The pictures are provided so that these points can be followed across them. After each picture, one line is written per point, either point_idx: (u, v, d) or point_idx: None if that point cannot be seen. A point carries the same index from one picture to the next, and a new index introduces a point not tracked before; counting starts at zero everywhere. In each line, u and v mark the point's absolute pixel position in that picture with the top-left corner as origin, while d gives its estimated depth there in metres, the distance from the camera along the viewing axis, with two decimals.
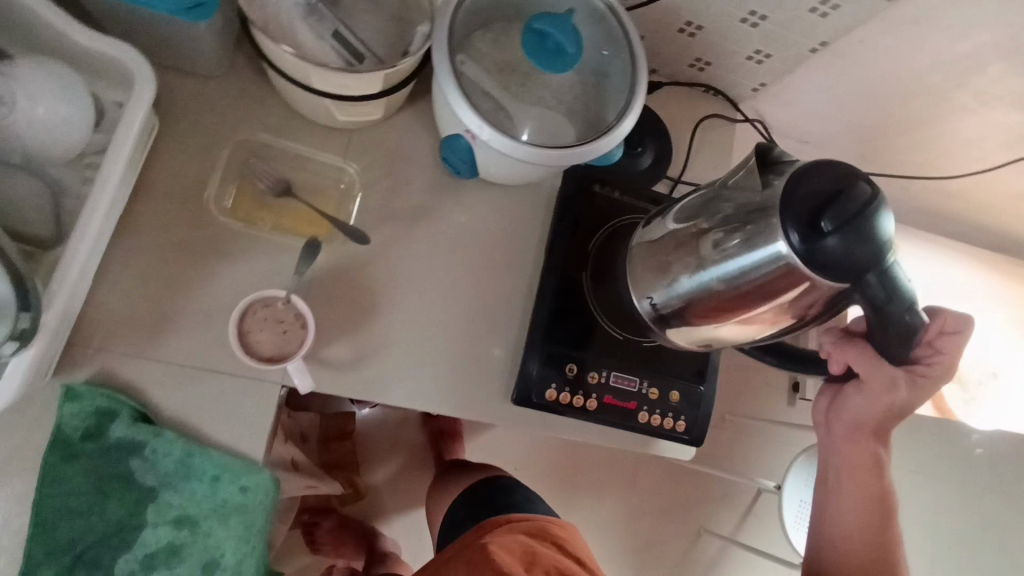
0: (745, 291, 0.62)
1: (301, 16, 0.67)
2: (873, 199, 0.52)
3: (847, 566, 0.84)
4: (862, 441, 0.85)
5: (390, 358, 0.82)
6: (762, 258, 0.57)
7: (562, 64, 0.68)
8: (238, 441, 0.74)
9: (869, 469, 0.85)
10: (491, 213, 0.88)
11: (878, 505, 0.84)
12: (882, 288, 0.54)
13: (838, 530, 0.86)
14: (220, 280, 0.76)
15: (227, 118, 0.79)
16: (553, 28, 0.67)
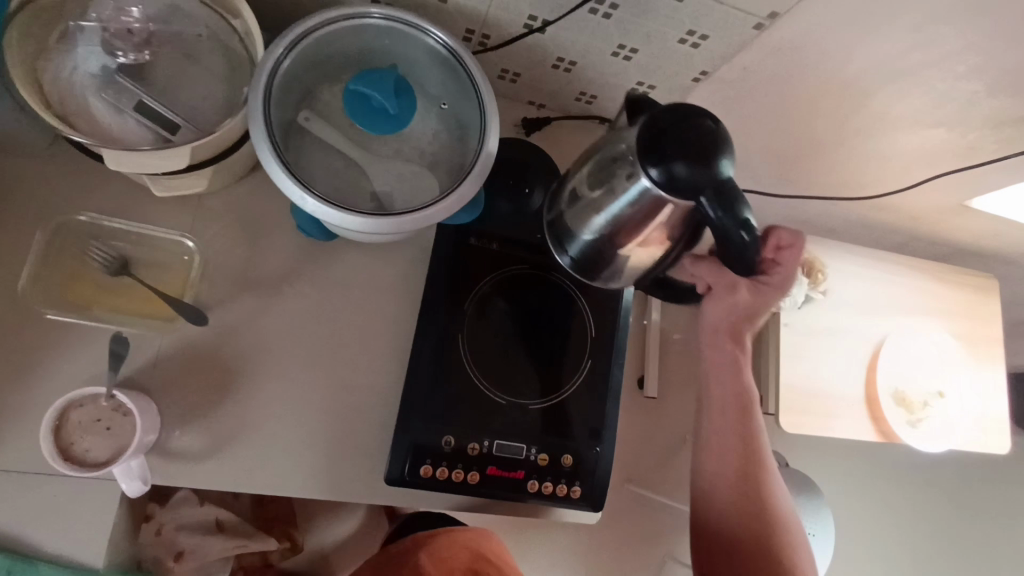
0: (642, 228, 0.64)
1: (98, 92, 0.62)
2: (715, 131, 0.55)
3: (722, 519, 0.83)
4: (727, 391, 0.83)
5: (249, 441, 0.76)
6: (634, 195, 0.60)
7: (389, 126, 0.62)
8: (73, 549, 0.68)
9: (739, 420, 0.83)
10: (360, 273, 0.82)
11: (749, 454, 0.82)
12: (717, 209, 0.54)
13: (710, 477, 0.84)
14: (45, 375, 0.70)
15: (56, 195, 0.74)
16: (374, 89, 0.61)
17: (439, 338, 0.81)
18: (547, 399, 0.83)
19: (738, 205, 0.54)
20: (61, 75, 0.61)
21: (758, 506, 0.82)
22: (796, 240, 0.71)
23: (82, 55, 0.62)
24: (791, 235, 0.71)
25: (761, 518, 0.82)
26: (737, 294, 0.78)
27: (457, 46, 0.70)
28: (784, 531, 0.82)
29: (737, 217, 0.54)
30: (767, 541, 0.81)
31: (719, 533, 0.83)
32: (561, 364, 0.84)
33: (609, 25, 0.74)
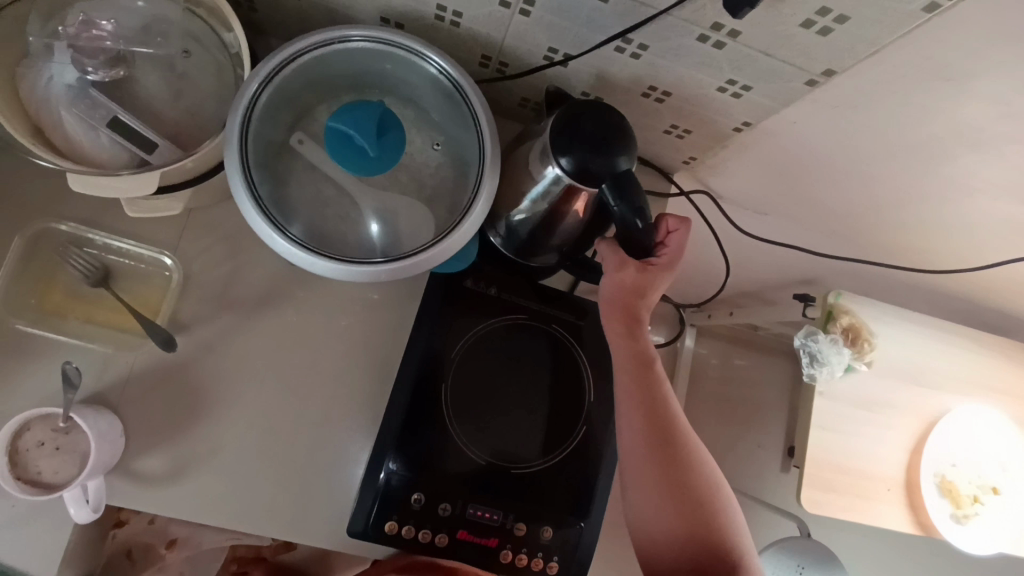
0: (559, 211, 0.67)
1: (69, 106, 0.60)
2: (616, 127, 0.61)
3: (653, 523, 0.68)
4: (623, 362, 0.70)
5: (214, 468, 0.72)
6: (549, 180, 0.64)
7: (366, 168, 0.57)
8: (23, 565, 0.67)
9: (639, 391, 0.69)
10: (350, 302, 0.78)
11: (662, 427, 0.69)
12: (617, 198, 0.59)
13: (634, 480, 0.69)
14: (15, 381, 0.69)
15: (49, 198, 0.73)
16: (352, 126, 0.56)
17: (420, 386, 0.74)
18: (533, 463, 0.76)
19: (637, 192, 0.59)
20: (36, 89, 0.59)
21: (686, 493, 0.68)
22: (675, 228, 0.68)
23: (58, 67, 0.59)
24: (675, 219, 0.68)
25: (687, 505, 0.67)
26: (647, 276, 0.68)
27: (457, 75, 0.64)
28: (715, 497, 0.69)
29: (635, 206, 0.59)
30: (700, 525, 0.67)
31: (658, 543, 0.68)
32: (553, 426, 0.77)
33: (637, 65, 0.67)
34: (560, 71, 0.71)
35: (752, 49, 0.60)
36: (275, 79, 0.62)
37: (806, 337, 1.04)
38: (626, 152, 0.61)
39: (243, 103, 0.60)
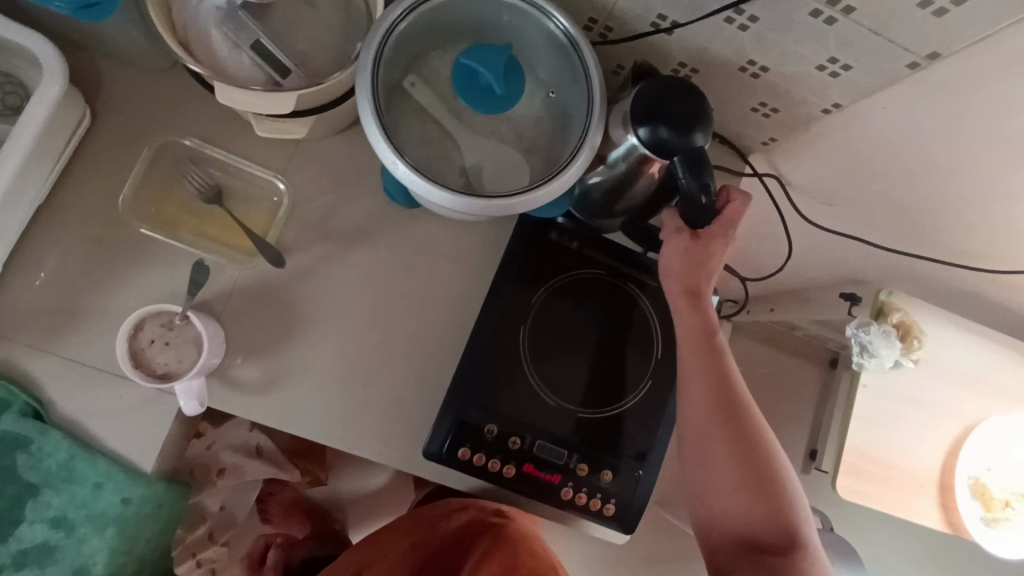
0: (630, 179, 0.71)
1: (218, 26, 0.65)
2: (695, 103, 0.64)
3: (713, 501, 0.72)
4: (691, 346, 0.75)
5: (301, 383, 0.77)
6: (625, 149, 0.68)
7: (489, 106, 0.61)
8: (126, 451, 0.72)
9: (706, 375, 0.74)
10: (436, 243, 0.83)
11: (728, 410, 0.72)
12: (687, 172, 0.64)
13: (697, 460, 0.73)
14: (132, 282, 0.74)
15: (167, 116, 0.77)
16: (484, 63, 0.60)
17: (500, 326, 0.79)
18: (599, 411, 0.80)
19: (703, 172, 0.65)
20: (188, 6, 0.64)
21: (750, 477, 0.70)
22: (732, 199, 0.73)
23: None
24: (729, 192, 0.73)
25: (752, 487, 0.70)
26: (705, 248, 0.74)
27: (575, 32, 0.68)
28: (783, 484, 0.70)
29: (702, 183, 0.65)
30: (763, 509, 0.69)
31: (716, 520, 0.72)
32: (620, 378, 0.81)
33: (742, 37, 0.70)
34: (664, 38, 0.74)
35: (861, 27, 0.62)
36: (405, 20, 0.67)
37: (859, 328, 1.06)
38: (700, 127, 0.64)
39: (375, 37, 0.64)
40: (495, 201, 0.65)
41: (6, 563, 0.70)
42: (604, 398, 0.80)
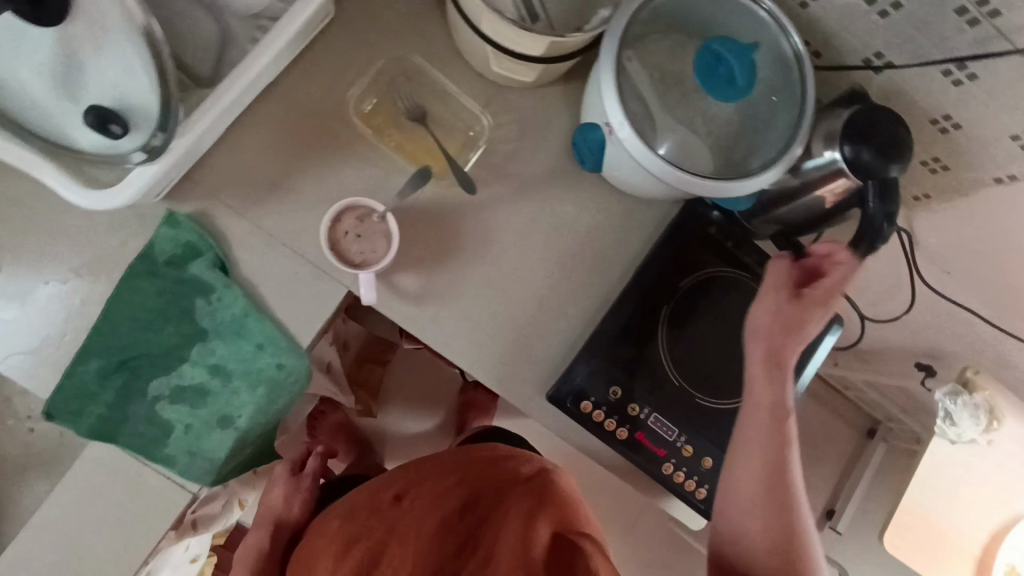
0: (813, 190, 0.76)
1: None
2: (905, 137, 0.68)
3: (775, 567, 0.68)
4: (766, 403, 0.74)
5: (452, 305, 0.83)
6: (823, 161, 0.73)
7: (725, 94, 0.66)
8: (290, 322, 0.79)
9: (780, 431, 0.73)
10: (598, 209, 0.88)
11: (762, 454, 0.73)
12: (876, 199, 0.70)
13: (761, 515, 0.70)
14: (331, 173, 0.80)
15: (394, 30, 0.82)
16: (736, 57, 0.65)
17: (643, 303, 0.84)
18: (713, 402, 0.84)
19: (891, 201, 0.70)
20: None
21: (801, 531, 0.71)
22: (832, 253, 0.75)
23: None
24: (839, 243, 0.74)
25: (796, 541, 0.70)
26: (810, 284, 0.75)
27: (803, 51, 0.72)
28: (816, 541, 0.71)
29: (886, 211, 0.70)
30: (805, 567, 0.69)
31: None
32: (739, 377, 0.85)
33: (952, 92, 0.74)
34: (868, 76, 0.79)
35: None
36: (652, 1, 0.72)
37: (947, 395, 1.09)
38: (902, 162, 0.69)
39: (629, 7, 0.69)
40: (694, 178, 0.70)
41: (162, 394, 0.75)
42: (719, 392, 0.84)
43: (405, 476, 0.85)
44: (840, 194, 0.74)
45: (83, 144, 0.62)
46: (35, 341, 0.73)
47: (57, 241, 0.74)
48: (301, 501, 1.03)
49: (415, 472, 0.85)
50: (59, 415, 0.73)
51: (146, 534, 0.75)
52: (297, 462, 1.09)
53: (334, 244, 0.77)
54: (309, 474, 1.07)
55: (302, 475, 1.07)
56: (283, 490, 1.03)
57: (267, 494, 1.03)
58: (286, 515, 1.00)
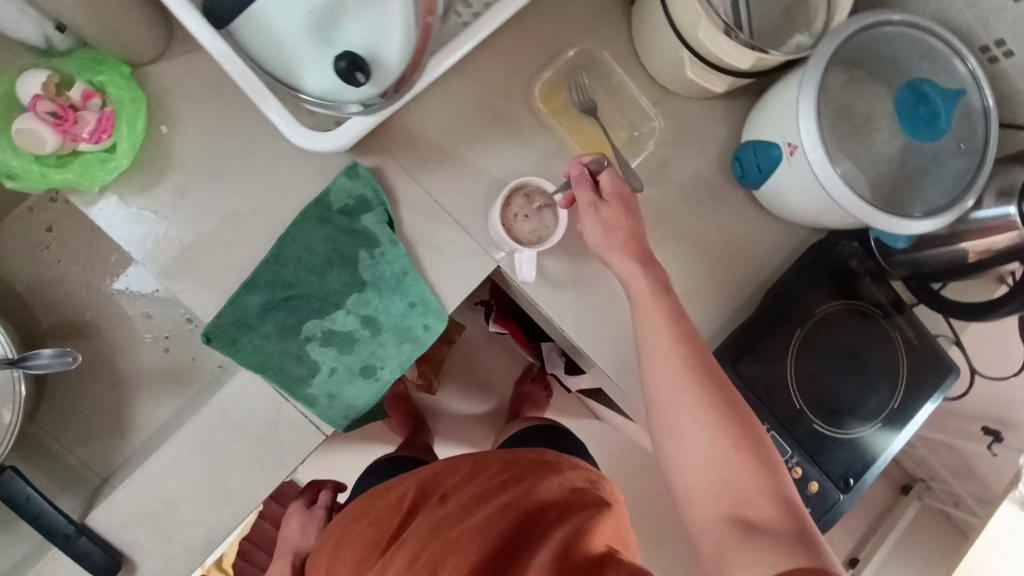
0: (971, 238, 0.78)
1: None
2: None
3: (697, 466, 0.63)
4: (660, 307, 0.71)
5: (591, 297, 0.84)
6: (997, 213, 0.75)
7: (926, 134, 0.68)
8: (441, 287, 0.81)
9: (675, 328, 0.69)
10: (740, 227, 0.90)
11: (679, 352, 0.68)
12: None
13: (670, 415, 0.66)
14: (501, 150, 0.82)
15: (579, 22, 0.84)
16: (943, 100, 0.66)
17: (777, 323, 0.86)
18: (828, 427, 0.85)
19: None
20: None
21: (740, 438, 0.63)
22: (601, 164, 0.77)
23: None
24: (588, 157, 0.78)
25: (727, 443, 0.63)
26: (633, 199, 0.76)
27: (991, 107, 0.73)
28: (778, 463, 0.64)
29: None
30: (760, 483, 0.61)
31: (704, 488, 0.63)
32: (858, 409, 0.86)
33: None
34: None
35: None
36: (849, 32, 0.71)
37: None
38: None
39: (835, 36, 0.71)
40: (871, 209, 0.71)
41: (314, 335, 0.77)
42: (837, 419, 0.85)
43: (458, 470, 0.89)
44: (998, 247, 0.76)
45: (307, 85, 0.63)
46: (205, 265, 0.75)
47: (239, 173, 0.76)
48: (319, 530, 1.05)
49: (466, 467, 0.89)
50: (216, 339, 0.74)
51: (278, 467, 0.78)
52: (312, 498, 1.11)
53: (507, 223, 0.79)
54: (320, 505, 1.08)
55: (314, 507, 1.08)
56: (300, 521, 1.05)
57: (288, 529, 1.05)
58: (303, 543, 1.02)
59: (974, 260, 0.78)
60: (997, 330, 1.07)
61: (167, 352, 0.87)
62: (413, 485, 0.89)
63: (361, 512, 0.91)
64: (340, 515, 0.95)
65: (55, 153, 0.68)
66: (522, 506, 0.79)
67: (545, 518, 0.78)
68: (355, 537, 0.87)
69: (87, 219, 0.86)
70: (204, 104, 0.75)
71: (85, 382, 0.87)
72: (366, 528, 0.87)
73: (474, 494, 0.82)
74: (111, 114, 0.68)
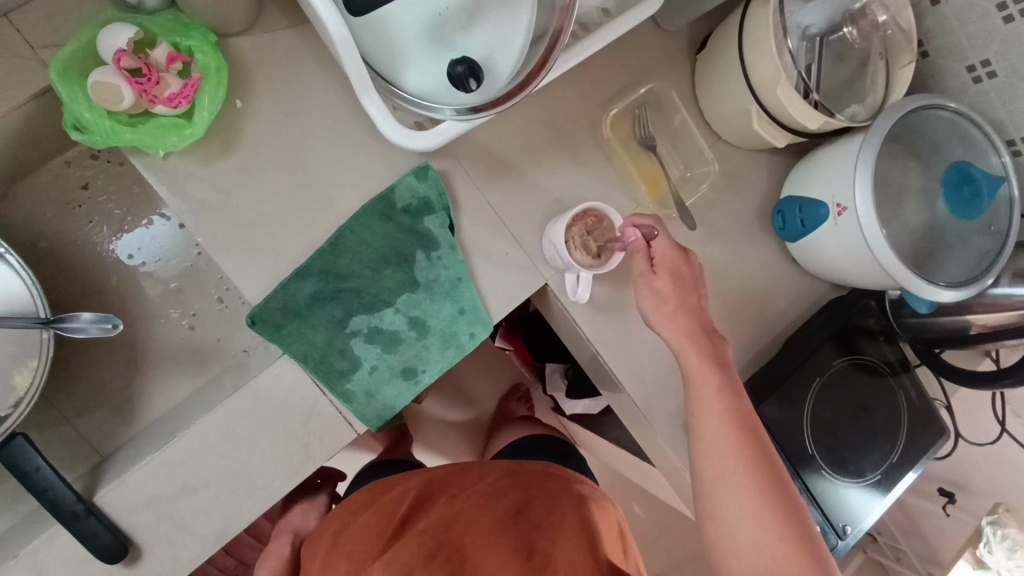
0: (984, 311, 0.85)
1: (798, 42, 0.77)
2: None
3: (742, 549, 0.64)
4: (715, 386, 0.73)
5: (629, 324, 0.87)
6: (1013, 292, 0.82)
7: (966, 213, 0.78)
8: (490, 297, 0.81)
9: (728, 408, 0.72)
10: (769, 275, 0.95)
11: (732, 433, 0.70)
12: None
13: (717, 494, 0.67)
14: (563, 172, 0.84)
15: (648, 62, 0.88)
16: (985, 182, 0.76)
17: (798, 370, 0.90)
18: (832, 474, 0.89)
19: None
20: (792, 16, 0.77)
21: (787, 526, 0.64)
22: (655, 230, 0.76)
23: (808, 10, 0.78)
24: (643, 219, 0.77)
25: (773, 530, 0.64)
26: (687, 263, 0.76)
27: (1016, 196, 0.80)
28: (824, 552, 0.64)
29: None
30: (806, 573, 0.61)
31: (748, 572, 0.63)
32: (860, 459, 0.91)
33: None
34: None
35: None
36: (904, 112, 0.78)
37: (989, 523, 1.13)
38: None
39: (891, 111, 0.77)
40: (909, 274, 0.77)
41: (360, 331, 0.76)
42: (842, 467, 0.90)
43: (465, 475, 0.85)
44: (1008, 323, 0.83)
45: (415, 84, 0.64)
46: (259, 245, 0.73)
47: (307, 158, 0.75)
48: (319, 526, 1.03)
49: (470, 472, 0.85)
50: (261, 323, 0.72)
51: (306, 462, 0.75)
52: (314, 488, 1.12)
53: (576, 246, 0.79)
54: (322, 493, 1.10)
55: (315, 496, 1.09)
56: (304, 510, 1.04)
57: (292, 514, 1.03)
58: (303, 526, 1.00)
59: (976, 332, 0.86)
60: (973, 401, 1.16)
61: (191, 330, 0.84)
62: (416, 484, 0.85)
63: (355, 513, 0.85)
64: (334, 511, 0.89)
65: (128, 111, 0.66)
66: (532, 504, 0.75)
67: (556, 512, 0.74)
68: (351, 533, 0.81)
69: (128, 182, 0.82)
70: (283, 85, 0.74)
71: (99, 350, 0.82)
72: (363, 523, 0.81)
73: (484, 492, 0.78)
74: (196, 81, 0.66)
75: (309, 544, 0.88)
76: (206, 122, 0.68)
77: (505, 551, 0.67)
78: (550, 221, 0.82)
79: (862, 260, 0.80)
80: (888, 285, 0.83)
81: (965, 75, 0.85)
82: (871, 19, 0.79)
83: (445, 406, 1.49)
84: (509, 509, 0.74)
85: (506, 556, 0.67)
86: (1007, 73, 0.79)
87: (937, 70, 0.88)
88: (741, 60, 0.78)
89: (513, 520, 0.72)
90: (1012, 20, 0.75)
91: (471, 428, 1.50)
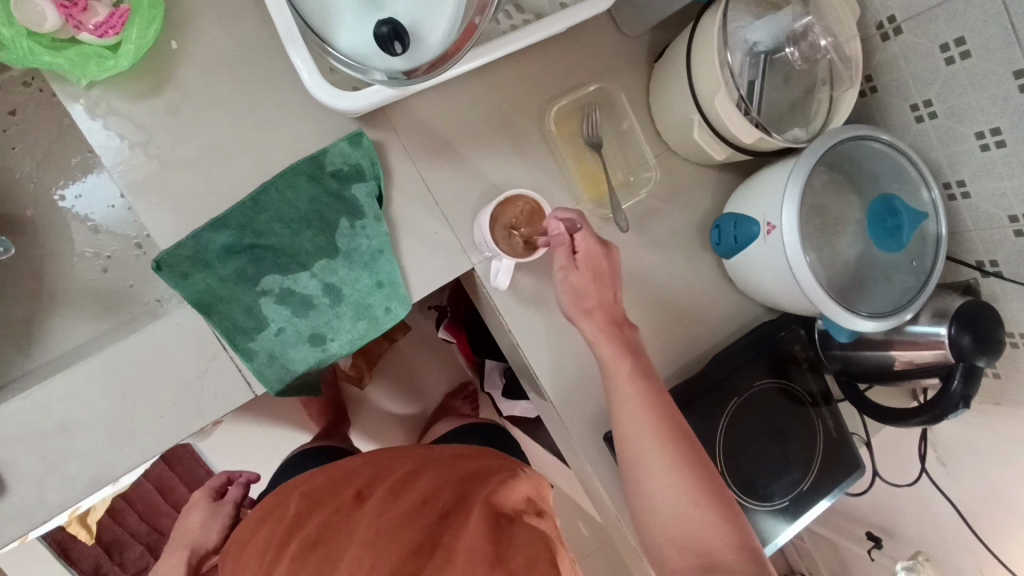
0: (905, 347, 0.85)
1: (743, 56, 0.78)
2: (999, 338, 0.78)
3: (663, 517, 0.68)
4: (627, 368, 0.73)
5: (553, 319, 0.86)
6: (931, 330, 0.82)
7: (891, 241, 0.77)
8: (412, 274, 0.79)
9: (644, 382, 0.72)
10: (705, 289, 0.94)
11: (647, 411, 0.71)
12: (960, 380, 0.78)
13: (636, 469, 0.70)
14: (505, 159, 0.84)
15: (604, 62, 0.89)
16: (907, 216, 0.75)
17: (718, 386, 0.90)
18: (738, 494, 0.88)
19: (972, 387, 0.79)
20: (739, 30, 0.77)
21: (703, 492, 0.67)
22: (579, 223, 0.75)
23: (758, 26, 0.78)
24: (567, 213, 0.76)
25: (690, 498, 0.66)
26: (602, 254, 0.76)
27: (943, 236, 0.81)
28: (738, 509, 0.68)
29: (965, 393, 0.78)
30: (721, 532, 0.65)
31: (671, 539, 0.67)
32: (769, 483, 0.89)
33: None
34: (975, 276, 0.87)
35: None
36: (837, 143, 0.78)
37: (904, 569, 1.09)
38: (992, 358, 0.79)
39: (828, 136, 0.78)
40: (825, 299, 0.77)
41: (271, 291, 0.75)
42: (750, 490, 0.88)
43: (366, 467, 0.78)
44: (927, 361, 0.83)
45: (342, 43, 0.63)
46: (176, 189, 0.72)
47: (239, 110, 0.74)
48: (220, 527, 0.95)
49: (374, 465, 0.78)
50: (167, 270, 0.70)
51: (195, 416, 0.73)
52: (219, 491, 1.02)
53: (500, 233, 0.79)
54: (229, 501, 0.99)
55: (222, 502, 0.99)
56: (201, 515, 0.96)
57: (182, 520, 0.95)
58: (204, 541, 0.92)
59: (899, 368, 0.87)
60: (905, 446, 1.15)
61: (103, 273, 0.88)
62: (322, 480, 0.79)
63: (254, 528, 0.77)
64: (241, 525, 0.81)
65: (52, 35, 0.68)
66: (439, 494, 0.68)
67: (463, 504, 0.66)
68: (252, 548, 0.73)
69: (57, 115, 0.88)
70: (221, 31, 0.73)
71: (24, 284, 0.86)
72: (264, 534, 0.73)
73: (390, 487, 0.71)
74: (124, 12, 0.67)
75: (221, 562, 0.78)
76: (130, 56, 0.68)
77: (405, 546, 0.60)
78: (482, 206, 0.80)
79: (787, 280, 0.79)
80: (811, 311, 0.83)
81: (910, 113, 0.86)
82: (812, 40, 0.79)
83: (387, 396, 1.47)
84: (412, 503, 0.66)
85: (408, 551, 0.59)
86: (947, 114, 0.80)
87: (886, 107, 0.89)
88: (688, 67, 0.78)
89: (420, 511, 0.65)
90: (953, 61, 0.76)
91: (411, 420, 1.47)
